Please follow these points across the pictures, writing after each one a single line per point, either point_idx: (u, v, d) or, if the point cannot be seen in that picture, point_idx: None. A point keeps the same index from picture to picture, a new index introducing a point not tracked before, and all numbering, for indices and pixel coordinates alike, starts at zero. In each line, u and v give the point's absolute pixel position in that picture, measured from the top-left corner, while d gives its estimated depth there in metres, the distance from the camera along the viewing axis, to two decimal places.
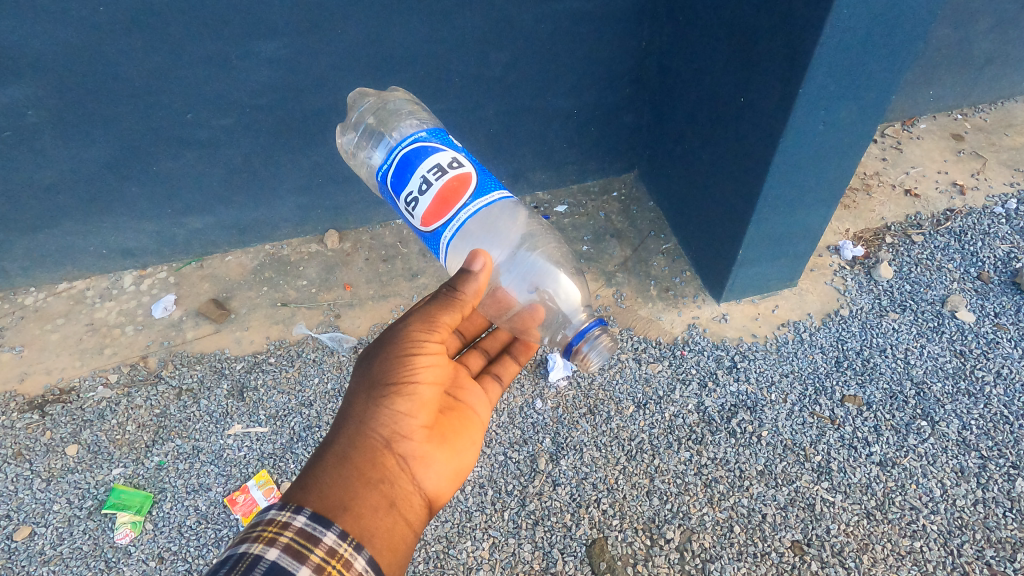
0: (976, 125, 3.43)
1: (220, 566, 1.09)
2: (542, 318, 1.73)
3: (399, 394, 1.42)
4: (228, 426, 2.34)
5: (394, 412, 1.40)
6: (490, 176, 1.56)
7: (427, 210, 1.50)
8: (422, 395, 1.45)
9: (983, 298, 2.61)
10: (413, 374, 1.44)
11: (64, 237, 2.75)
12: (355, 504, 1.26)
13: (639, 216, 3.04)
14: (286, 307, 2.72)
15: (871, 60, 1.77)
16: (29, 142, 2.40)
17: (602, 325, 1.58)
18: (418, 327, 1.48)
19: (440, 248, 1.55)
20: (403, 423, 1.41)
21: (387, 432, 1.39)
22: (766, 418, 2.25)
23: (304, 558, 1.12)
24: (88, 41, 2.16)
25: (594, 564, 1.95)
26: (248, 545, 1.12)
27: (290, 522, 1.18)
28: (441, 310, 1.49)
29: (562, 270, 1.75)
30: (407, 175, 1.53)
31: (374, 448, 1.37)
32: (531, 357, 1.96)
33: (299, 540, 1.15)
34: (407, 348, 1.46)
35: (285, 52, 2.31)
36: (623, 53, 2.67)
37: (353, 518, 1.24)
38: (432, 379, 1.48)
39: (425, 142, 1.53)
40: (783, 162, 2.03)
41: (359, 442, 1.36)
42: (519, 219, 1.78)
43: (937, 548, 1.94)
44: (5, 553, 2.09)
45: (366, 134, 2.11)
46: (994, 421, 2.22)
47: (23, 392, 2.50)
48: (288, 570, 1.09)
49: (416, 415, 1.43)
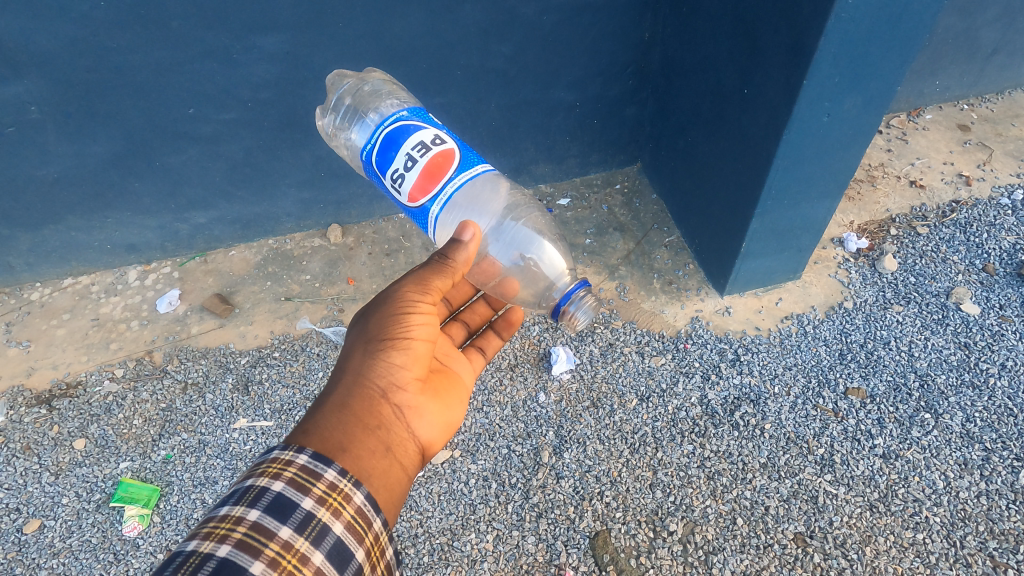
0: (982, 115, 3.40)
1: (227, 499, 1.10)
2: (529, 285, 1.78)
3: (395, 347, 1.45)
4: (233, 420, 2.35)
5: (390, 364, 1.43)
6: (471, 150, 1.56)
7: (414, 185, 1.50)
8: (417, 349, 1.48)
9: (988, 290, 2.60)
10: (408, 329, 1.47)
11: (68, 232, 2.76)
12: (354, 447, 1.27)
13: (642, 208, 3.03)
14: (290, 302, 2.73)
15: (875, 51, 1.76)
16: (32, 138, 2.40)
17: (586, 287, 1.66)
18: (413, 287, 1.49)
19: (428, 222, 1.56)
20: (399, 375, 1.44)
21: (383, 383, 1.42)
22: (770, 410, 2.25)
23: (307, 491, 1.13)
24: (89, 36, 2.16)
25: (598, 556, 1.96)
26: (254, 479, 1.12)
27: (293, 459, 1.17)
28: (434, 275, 1.49)
29: (546, 238, 1.81)
30: (392, 153, 1.52)
31: (371, 397, 1.38)
32: (514, 334, 1.99)
33: (303, 475, 1.15)
34: (402, 305, 1.48)
35: (286, 46, 2.30)
36: (626, 44, 2.65)
37: (353, 458, 1.24)
38: (426, 334, 1.50)
39: (408, 120, 1.53)
40: (786, 154, 2.02)
41: (355, 391, 1.38)
42: (503, 190, 1.81)
43: (940, 540, 1.94)
44: (16, 546, 2.11)
45: (346, 116, 2.00)
46: (998, 413, 2.22)
47: (30, 386, 2.52)
48: (292, 502, 1.10)
49: (411, 368, 1.46)
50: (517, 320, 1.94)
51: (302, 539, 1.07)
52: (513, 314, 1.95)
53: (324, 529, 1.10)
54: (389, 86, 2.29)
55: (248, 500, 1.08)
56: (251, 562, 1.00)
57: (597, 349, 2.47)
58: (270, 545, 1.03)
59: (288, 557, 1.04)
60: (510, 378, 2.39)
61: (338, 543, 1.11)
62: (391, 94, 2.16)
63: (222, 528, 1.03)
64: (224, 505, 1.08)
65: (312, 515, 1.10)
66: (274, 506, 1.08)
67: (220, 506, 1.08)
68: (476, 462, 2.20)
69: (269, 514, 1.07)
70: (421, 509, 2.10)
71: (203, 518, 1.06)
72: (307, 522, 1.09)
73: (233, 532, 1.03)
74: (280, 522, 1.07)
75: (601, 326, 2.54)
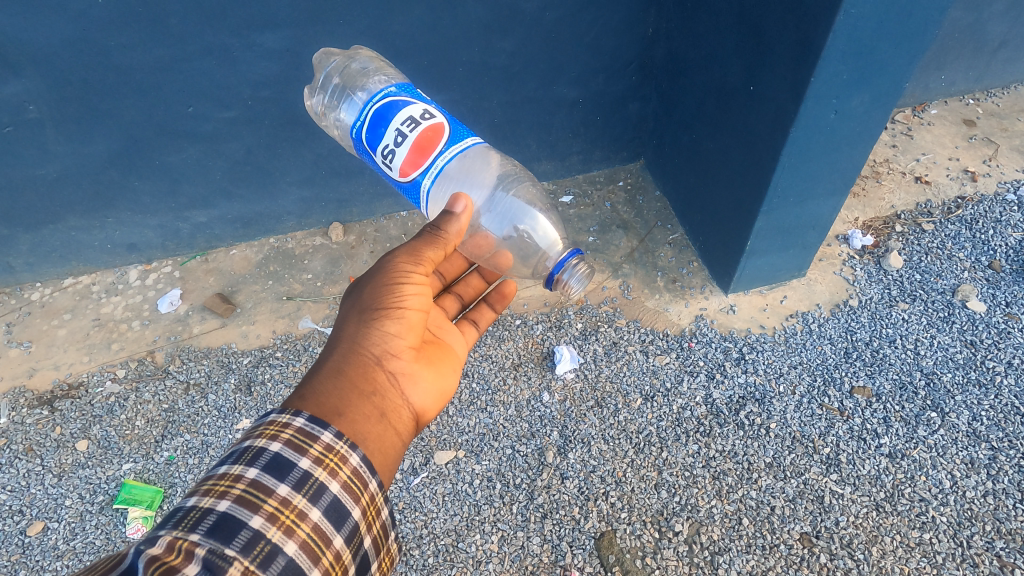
0: (989, 110, 3.37)
1: (225, 459, 1.09)
2: (519, 254, 1.78)
3: (388, 316, 1.43)
4: (237, 421, 2.34)
5: (384, 332, 1.42)
6: (461, 124, 1.54)
7: (405, 160, 1.48)
8: (411, 318, 1.46)
9: (994, 287, 2.58)
10: (401, 299, 1.45)
11: (68, 232, 2.74)
12: (349, 410, 1.25)
13: (645, 205, 3.01)
14: (291, 301, 2.71)
15: (883, 47, 1.73)
16: (31, 137, 2.38)
17: (579, 255, 1.62)
18: (405, 258, 1.48)
19: (420, 196, 1.53)
20: (392, 343, 1.43)
21: (377, 350, 1.40)
22: (775, 410, 2.24)
23: (304, 452, 1.12)
24: (87, 35, 2.13)
25: (603, 557, 1.95)
26: (251, 440, 1.11)
27: (290, 421, 1.15)
28: (425, 246, 1.49)
29: (536, 209, 1.78)
30: (381, 129, 1.50)
31: (365, 364, 1.37)
32: (508, 306, 1.96)
33: (299, 437, 1.14)
34: (395, 276, 1.47)
35: (285, 44, 2.27)
36: (629, 39, 2.62)
37: (348, 422, 1.23)
38: (420, 304, 1.49)
39: (396, 96, 1.50)
40: (793, 152, 2.00)
41: (350, 358, 1.37)
42: (493, 163, 1.79)
43: (947, 540, 1.94)
44: (19, 548, 2.10)
45: (334, 94, 1.96)
46: (1005, 412, 2.20)
47: (32, 387, 2.51)
48: (289, 462, 1.09)
49: (405, 336, 1.45)
50: (510, 292, 1.90)
51: (299, 496, 1.07)
52: (506, 287, 1.90)
53: (321, 488, 1.10)
54: (379, 63, 2.18)
55: (246, 459, 1.08)
56: (250, 517, 1.00)
57: (601, 349, 2.46)
58: (269, 501, 1.03)
59: (285, 513, 1.04)
60: (513, 378, 2.39)
61: (335, 502, 1.11)
62: (381, 71, 2.08)
63: (221, 485, 1.03)
64: (221, 465, 1.07)
65: (309, 475, 1.10)
66: (272, 465, 1.08)
67: (219, 465, 1.07)
68: (480, 463, 2.19)
69: (267, 472, 1.07)
70: (425, 510, 2.10)
71: (203, 476, 1.06)
72: (304, 480, 1.09)
73: (232, 488, 1.03)
74: (278, 480, 1.06)
75: (605, 325, 2.53)
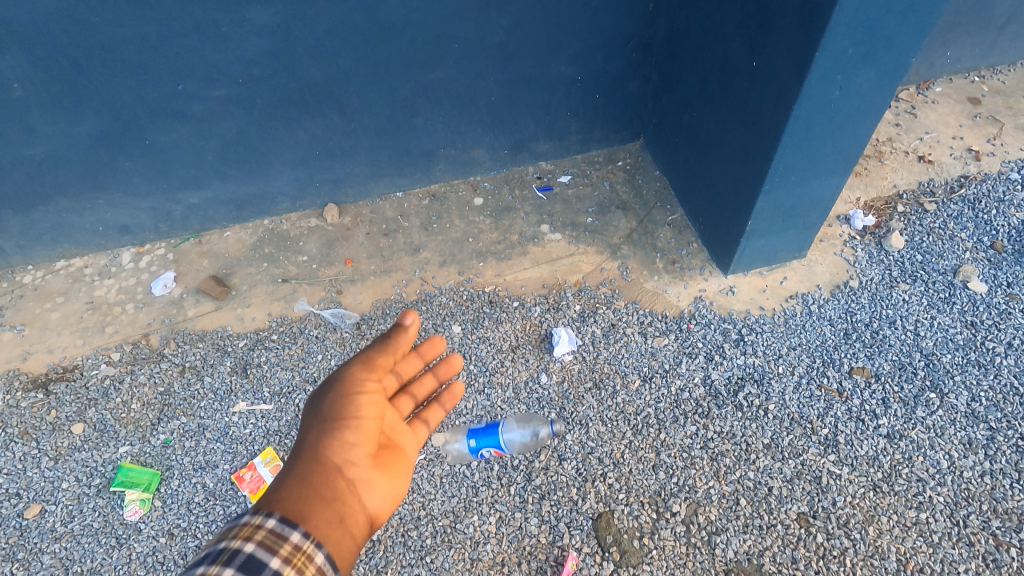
0: (994, 88, 3.31)
1: (199, 562, 1.09)
2: None
3: (348, 426, 1.46)
4: (232, 403, 2.31)
5: (343, 443, 1.44)
6: None
7: None
8: (367, 426, 1.50)
9: (996, 268, 2.56)
10: (358, 409, 1.50)
11: (58, 214, 2.69)
12: (312, 516, 1.28)
13: (644, 185, 2.97)
14: (287, 284, 2.69)
15: (892, 21, 1.68)
16: (17, 116, 2.31)
17: None
18: (359, 368, 1.56)
19: None
20: (351, 455, 1.44)
21: (337, 460, 1.42)
22: (774, 391, 2.23)
23: (275, 552, 1.14)
24: (71, 9, 2.07)
25: (601, 537, 1.95)
26: (225, 542, 1.13)
27: (261, 524, 1.18)
28: (377, 353, 1.60)
29: None
30: None
31: (328, 472, 1.39)
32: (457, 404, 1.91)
33: (272, 539, 1.16)
34: (351, 388, 1.52)
35: (277, 19, 2.22)
36: (630, 15, 2.56)
37: (312, 527, 1.26)
38: (375, 413, 1.53)
39: None
40: (796, 131, 1.96)
41: (314, 466, 1.38)
42: None
43: (944, 519, 1.94)
44: (17, 531, 2.07)
45: None
46: (1004, 392, 2.20)
47: (26, 371, 2.49)
48: (262, 563, 1.11)
49: (362, 445, 1.47)
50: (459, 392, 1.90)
51: None
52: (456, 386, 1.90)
53: None
54: None
55: (222, 561, 1.08)
56: None
57: (600, 331, 2.44)
58: None
59: None
60: (511, 360, 2.37)
61: None
62: None
63: None
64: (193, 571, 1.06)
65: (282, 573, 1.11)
66: (248, 566, 1.09)
67: (196, 565, 1.07)
68: None
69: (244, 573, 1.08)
70: (423, 492, 2.07)
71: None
72: None
73: None
74: None
75: (604, 307, 2.51)
